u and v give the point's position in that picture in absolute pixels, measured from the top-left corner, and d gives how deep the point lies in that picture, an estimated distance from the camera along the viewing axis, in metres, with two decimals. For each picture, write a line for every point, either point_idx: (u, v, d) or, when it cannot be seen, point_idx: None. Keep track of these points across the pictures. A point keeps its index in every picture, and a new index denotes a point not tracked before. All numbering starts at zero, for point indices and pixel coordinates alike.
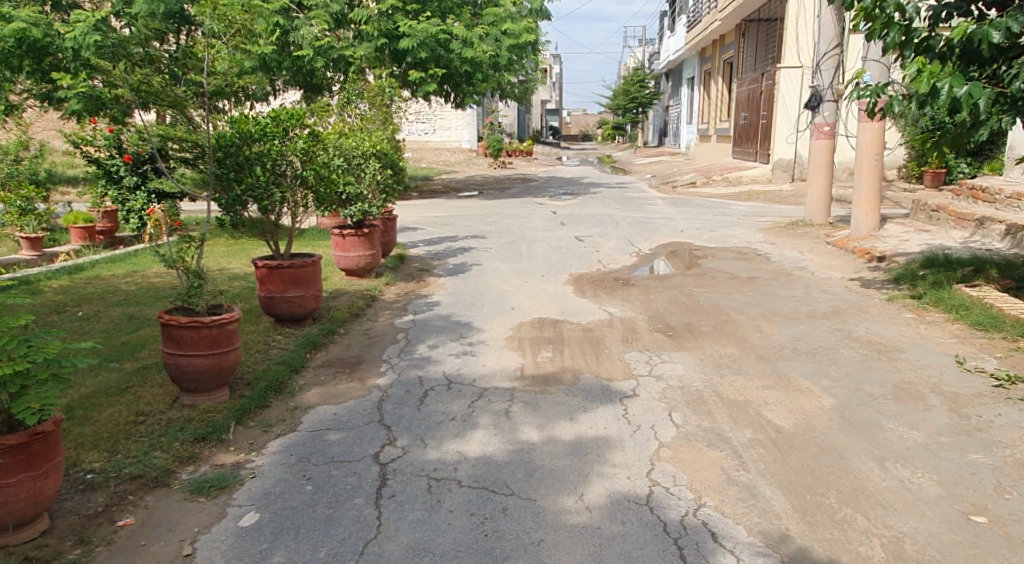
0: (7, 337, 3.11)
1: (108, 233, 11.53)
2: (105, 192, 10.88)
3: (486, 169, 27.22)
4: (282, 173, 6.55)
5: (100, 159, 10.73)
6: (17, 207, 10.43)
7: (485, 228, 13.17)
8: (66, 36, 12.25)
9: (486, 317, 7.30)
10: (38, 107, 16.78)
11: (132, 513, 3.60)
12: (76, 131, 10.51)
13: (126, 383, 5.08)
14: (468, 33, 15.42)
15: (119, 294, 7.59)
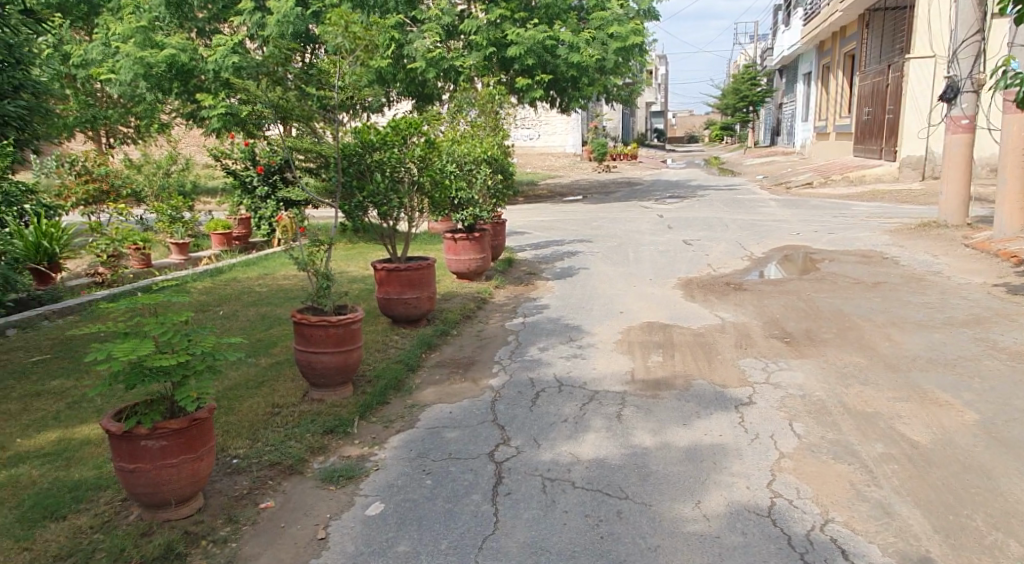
0: (170, 330, 3.30)
1: (243, 238, 11.84)
2: (241, 202, 11.72)
3: (591, 174, 27.10)
4: (400, 179, 6.81)
5: (237, 171, 11.44)
6: (168, 216, 11.12)
7: (591, 232, 13.16)
8: (209, 59, 14.01)
9: (596, 320, 7.32)
10: (175, 126, 18.06)
11: (272, 496, 3.82)
12: (217, 144, 11.39)
13: (262, 377, 5.43)
14: (574, 38, 15.35)
15: (254, 295, 8.10)
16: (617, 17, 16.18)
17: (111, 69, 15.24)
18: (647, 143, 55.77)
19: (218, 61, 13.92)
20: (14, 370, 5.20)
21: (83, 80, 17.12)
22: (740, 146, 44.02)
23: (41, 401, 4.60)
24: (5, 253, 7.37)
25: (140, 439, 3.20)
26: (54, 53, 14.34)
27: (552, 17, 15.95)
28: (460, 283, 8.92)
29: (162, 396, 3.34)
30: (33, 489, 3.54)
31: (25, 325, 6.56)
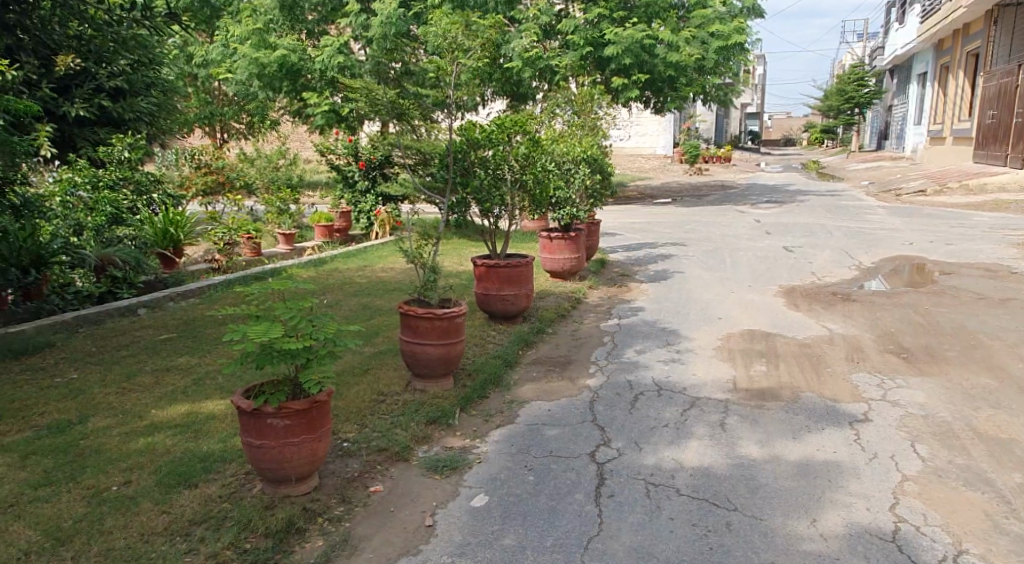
0: (297, 314, 3.40)
1: (343, 232, 11.77)
2: (342, 196, 12.04)
3: (684, 176, 26.45)
4: (502, 177, 6.81)
5: (340, 166, 11.91)
6: (277, 207, 11.31)
7: (684, 236, 12.83)
8: (317, 59, 14.60)
9: (694, 325, 7.13)
10: (276, 122, 18.78)
11: (380, 481, 3.89)
12: (322, 140, 11.85)
13: (367, 365, 5.55)
14: (674, 37, 15.03)
15: (355, 286, 8.31)
16: (719, 16, 15.74)
17: (229, 69, 16.07)
18: (743, 145, 54.02)
19: (324, 61, 14.40)
20: (144, 347, 5.51)
21: (199, 78, 18.09)
22: (844, 149, 42.02)
23: (170, 376, 4.87)
24: (135, 238, 8.02)
25: (267, 417, 3.31)
26: (177, 53, 15.21)
27: (652, 16, 15.70)
28: (553, 281, 8.87)
29: (286, 376, 3.45)
30: (167, 457, 3.73)
31: (154, 305, 6.97)
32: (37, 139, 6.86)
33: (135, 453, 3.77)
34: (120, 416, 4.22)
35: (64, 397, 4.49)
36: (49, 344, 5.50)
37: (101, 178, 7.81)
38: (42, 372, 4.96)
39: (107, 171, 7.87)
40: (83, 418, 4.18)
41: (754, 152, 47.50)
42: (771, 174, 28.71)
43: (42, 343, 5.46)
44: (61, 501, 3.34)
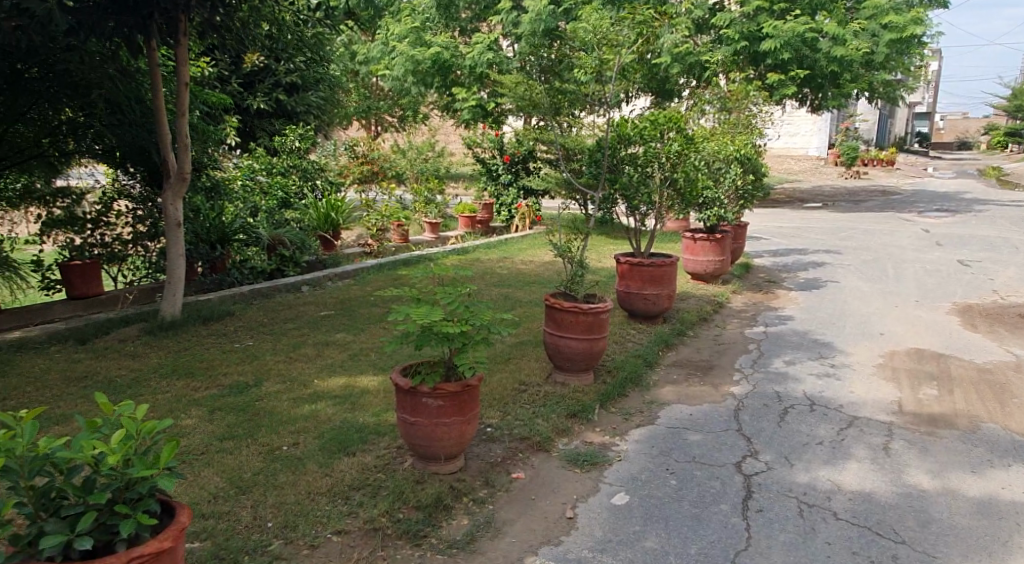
0: (455, 300, 3.43)
1: (484, 223, 11.92)
2: (486, 188, 12.25)
3: (840, 179, 24.92)
4: (650, 175, 6.59)
5: (485, 159, 12.11)
6: (424, 197, 11.65)
7: (839, 243, 12.09)
8: (468, 55, 14.92)
9: (852, 339, 6.70)
10: (426, 115, 19.44)
11: (522, 469, 3.93)
12: (470, 133, 12.24)
13: (509, 353, 5.60)
14: (841, 30, 14.17)
15: (495, 275, 8.44)
16: (895, 5, 14.61)
17: (386, 65, 16.82)
18: (909, 148, 50.13)
19: (473, 57, 14.66)
20: (307, 322, 5.88)
21: (359, 74, 19.05)
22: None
23: (329, 350, 5.18)
24: (300, 221, 8.20)
25: (422, 396, 3.43)
26: (342, 50, 16.09)
27: (817, 7, 14.85)
28: (696, 283, 8.62)
29: (440, 358, 3.55)
30: (328, 425, 3.96)
31: (315, 284, 7.42)
32: (225, 127, 7.48)
33: (301, 418, 4.03)
34: (288, 383, 4.53)
35: (242, 361, 4.88)
36: (230, 312, 5.99)
37: (275, 165, 8.46)
38: (222, 338, 5.41)
39: (279, 160, 8.50)
40: (258, 382, 4.53)
41: (923, 156, 43.93)
42: (941, 179, 26.47)
43: (225, 310, 5.95)
44: (241, 454, 3.62)
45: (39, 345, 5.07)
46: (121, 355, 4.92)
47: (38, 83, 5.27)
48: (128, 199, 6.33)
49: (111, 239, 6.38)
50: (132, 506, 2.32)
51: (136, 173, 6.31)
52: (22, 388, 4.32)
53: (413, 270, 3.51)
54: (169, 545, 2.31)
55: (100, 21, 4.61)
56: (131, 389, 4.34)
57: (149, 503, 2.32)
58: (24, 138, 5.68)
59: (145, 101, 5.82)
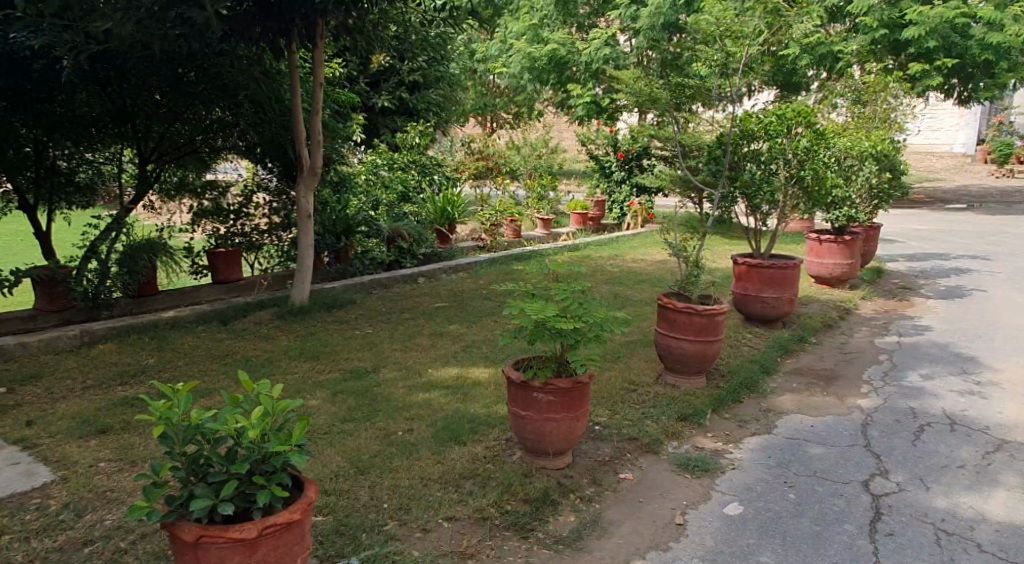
0: (569, 297, 3.42)
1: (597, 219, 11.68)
2: (599, 185, 12.18)
3: (990, 179, 23.07)
4: (775, 172, 6.31)
5: (598, 155, 12.10)
6: (538, 194, 11.70)
7: (986, 248, 11.21)
8: (584, 52, 14.77)
9: (999, 354, 6.21)
10: (541, 112, 19.53)
11: (630, 470, 3.89)
12: (586, 130, 12.31)
13: (619, 352, 5.55)
14: (997, 14, 13.14)
15: (608, 273, 8.37)
16: None
17: (505, 63, 17.05)
18: None
19: (590, 53, 14.54)
20: (423, 313, 6.05)
21: (478, 72, 19.38)
22: None
23: (443, 341, 5.31)
24: (417, 216, 8.47)
25: (532, 391, 3.45)
26: (462, 49, 16.43)
27: None
28: (821, 288, 8.24)
29: (552, 355, 3.57)
30: (441, 413, 4.08)
31: (431, 276, 7.62)
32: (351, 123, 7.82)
33: (416, 405, 4.17)
34: (405, 370, 4.70)
35: (362, 347, 5.10)
36: (352, 301, 6.27)
37: (396, 160, 8.76)
38: (345, 325, 5.66)
39: (399, 155, 8.75)
40: (376, 368, 4.72)
41: None
42: None
43: (348, 299, 6.23)
44: (361, 436, 3.79)
45: (187, 324, 5.46)
46: (255, 337, 5.25)
47: (194, 87, 5.71)
48: (266, 191, 6.74)
49: (250, 229, 6.75)
50: (267, 477, 2.46)
51: (273, 169, 6.71)
52: (172, 362, 4.68)
53: (528, 265, 3.52)
54: (299, 517, 2.45)
55: (248, 27, 4.99)
56: (265, 367, 4.64)
57: (282, 477, 2.46)
58: (181, 136, 6.09)
59: (284, 101, 6.16)
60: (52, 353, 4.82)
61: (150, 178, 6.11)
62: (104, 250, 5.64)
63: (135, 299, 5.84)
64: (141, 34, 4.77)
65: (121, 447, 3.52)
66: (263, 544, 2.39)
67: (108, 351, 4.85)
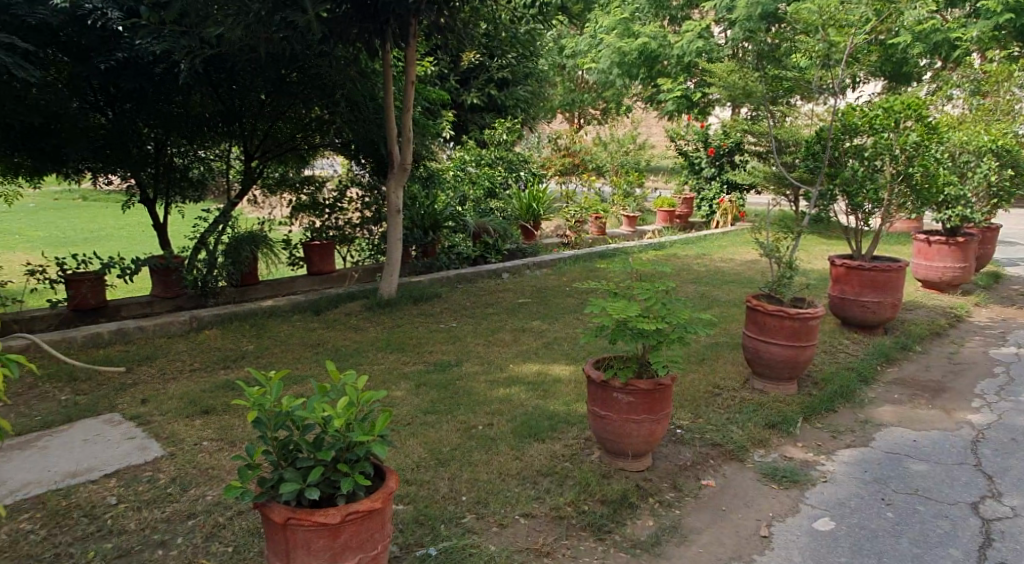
0: (652, 298, 3.35)
1: (683, 217, 11.44)
2: (687, 181, 11.92)
3: None
4: (879, 169, 5.99)
5: (688, 151, 11.88)
6: (623, 190, 11.54)
7: None
8: (676, 44, 14.52)
9: None
10: (630, 107, 19.29)
11: (713, 476, 3.78)
12: (675, 126, 12.10)
13: (704, 353, 5.41)
14: None
15: (695, 272, 8.17)
16: None
17: (594, 57, 16.96)
18: None
19: (682, 46, 14.24)
20: (507, 309, 6.10)
21: (566, 67, 19.30)
22: None
23: (525, 336, 5.35)
24: (502, 211, 8.55)
25: (613, 391, 3.42)
26: (551, 44, 16.42)
27: None
28: (925, 293, 7.78)
29: (635, 355, 3.52)
30: (521, 409, 4.10)
31: (515, 272, 7.65)
32: (441, 120, 7.96)
33: (497, 400, 4.21)
34: (487, 365, 4.75)
35: (445, 341, 5.18)
36: (437, 295, 6.38)
37: (484, 157, 8.89)
38: (431, 318, 5.76)
39: (488, 151, 8.98)
40: (459, 361, 4.79)
41: None
42: None
43: (433, 293, 6.36)
44: (443, 428, 3.85)
45: (284, 313, 5.71)
46: (345, 327, 5.42)
47: (296, 87, 5.97)
48: (359, 186, 6.92)
49: (344, 223, 6.93)
50: (350, 466, 2.53)
51: (366, 165, 6.86)
52: (269, 348, 4.90)
53: (612, 264, 3.49)
54: (380, 505, 2.51)
55: (346, 28, 5.07)
56: (353, 357, 4.79)
57: (365, 466, 2.53)
58: (283, 133, 6.36)
59: (378, 99, 6.35)
60: (164, 336, 5.13)
61: (253, 173, 6.41)
62: (213, 242, 5.92)
63: (237, 288, 6.13)
64: (249, 39, 4.96)
65: (222, 428, 3.70)
66: (346, 529, 2.47)
67: (213, 336, 5.12)
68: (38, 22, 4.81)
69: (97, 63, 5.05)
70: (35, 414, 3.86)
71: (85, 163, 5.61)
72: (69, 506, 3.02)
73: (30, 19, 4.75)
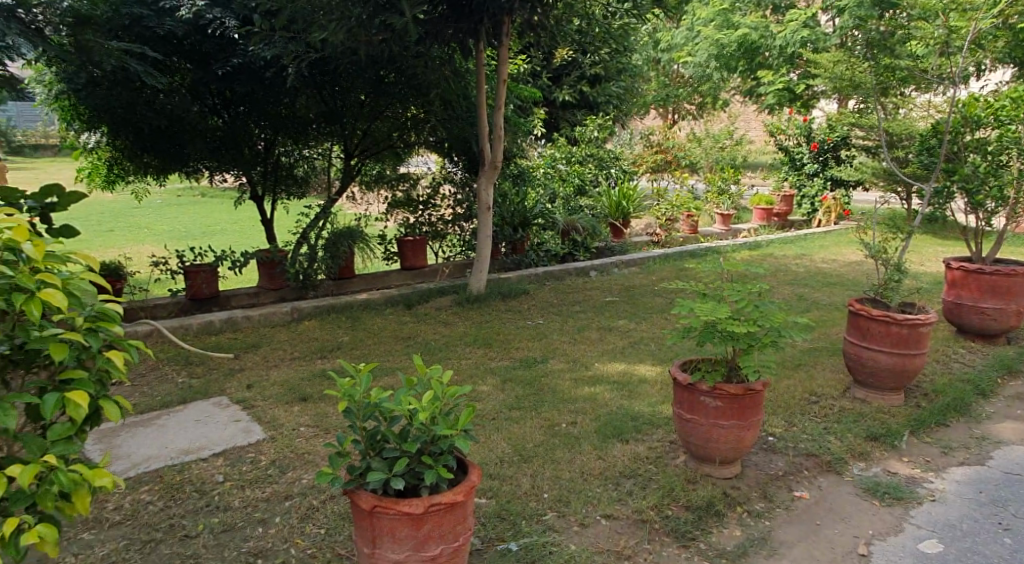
0: (743, 299, 3.25)
1: (781, 216, 11.03)
2: (787, 177, 11.48)
3: None
4: (1004, 165, 5.52)
5: (789, 147, 11.47)
6: (718, 186, 10.91)
7: None
8: (780, 34, 14.04)
9: None
10: (729, 102, 18.78)
11: (807, 487, 3.58)
12: (776, 121, 11.64)
13: (801, 358, 5.18)
14: None
15: (793, 273, 7.85)
16: None
17: (691, 51, 16.65)
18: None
19: (785, 36, 13.70)
20: (595, 307, 6.05)
21: (662, 61, 18.97)
22: None
23: (612, 335, 5.30)
24: (593, 208, 8.51)
25: (699, 395, 3.34)
26: (647, 37, 16.22)
27: None
28: None
29: (724, 358, 3.43)
30: (606, 409, 4.07)
31: (602, 270, 7.58)
32: (534, 117, 8.02)
33: (581, 398, 4.20)
34: (572, 363, 4.74)
35: (532, 337, 5.21)
36: (526, 291, 6.43)
37: (574, 154, 8.88)
38: (518, 314, 5.81)
39: (578, 148, 8.97)
40: (544, 358, 4.81)
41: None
42: None
43: (521, 289, 6.39)
44: (526, 425, 3.88)
45: (378, 306, 5.88)
46: (435, 322, 5.52)
47: (393, 87, 6.11)
48: (452, 183, 7.04)
49: (436, 219, 7.11)
50: (434, 459, 2.59)
51: (458, 162, 6.96)
52: (363, 340, 5.07)
53: (701, 264, 3.40)
54: (462, 499, 2.56)
55: (442, 28, 5.25)
56: (441, 351, 4.89)
57: (448, 459, 2.57)
58: (380, 133, 6.51)
59: (471, 98, 6.42)
60: (268, 325, 5.40)
61: (352, 171, 6.62)
62: (314, 237, 6.22)
63: (335, 282, 6.39)
64: (350, 42, 5.11)
65: (317, 415, 3.88)
66: (429, 520, 2.52)
67: (312, 327, 5.35)
68: (166, 32, 5.20)
69: (216, 69, 5.41)
70: (155, 395, 4.15)
71: (203, 161, 5.97)
72: (180, 481, 3.24)
73: (158, 29, 5.13)
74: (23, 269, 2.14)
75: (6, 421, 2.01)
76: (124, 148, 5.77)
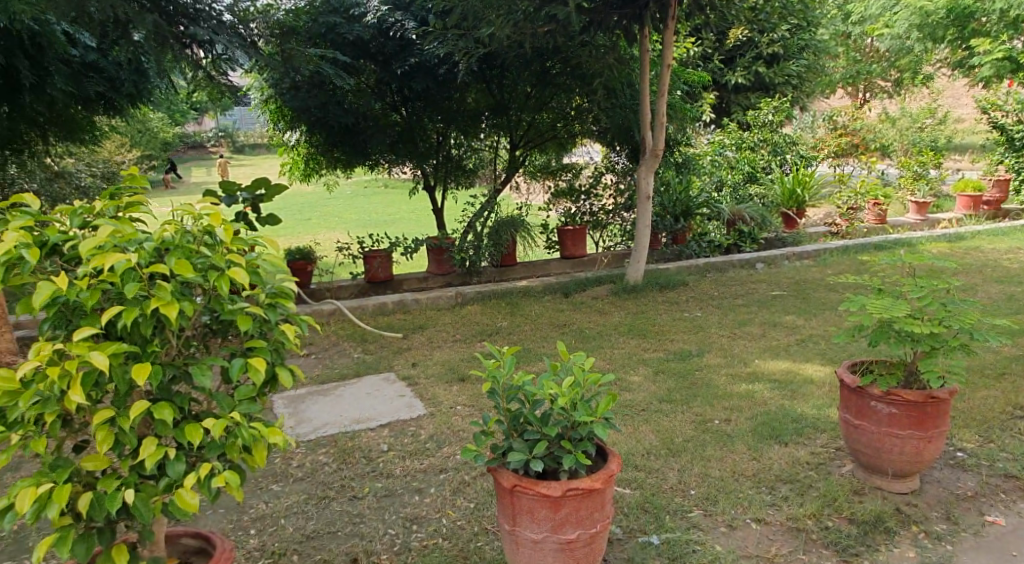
0: (928, 296, 2.93)
1: (994, 204, 9.75)
2: (1003, 160, 10.06)
3: None
4: None
5: (1006, 125, 9.92)
6: (913, 171, 9.64)
7: None
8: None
9: None
10: (936, 77, 16.92)
11: (1003, 512, 3.12)
12: (987, 95, 10.14)
13: (1003, 366, 4.52)
14: None
15: (1001, 269, 6.82)
16: None
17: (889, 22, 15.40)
18: None
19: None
20: (757, 300, 5.73)
21: (852, 34, 17.44)
22: None
23: (776, 331, 4.99)
24: (764, 196, 8.10)
25: (871, 399, 3.05)
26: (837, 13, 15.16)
27: None
28: None
29: (906, 362, 3.10)
30: (764, 408, 3.85)
31: (769, 262, 7.11)
32: (704, 102, 7.74)
33: (737, 395, 4.00)
34: (730, 358, 4.52)
35: (689, 330, 5.04)
36: (685, 282, 6.26)
37: (745, 140, 8.37)
38: (676, 305, 5.64)
39: (750, 134, 8.49)
40: (701, 351, 4.64)
41: None
42: None
43: (679, 281, 6.21)
44: (677, 418, 3.78)
45: (537, 293, 5.99)
46: (592, 310, 5.52)
47: (558, 77, 6.27)
48: (613, 172, 6.97)
49: (598, 208, 7.07)
50: (574, 444, 2.60)
51: (622, 152, 6.88)
52: (521, 326, 5.21)
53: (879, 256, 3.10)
54: (599, 486, 2.55)
55: (606, 16, 5.28)
56: (596, 340, 4.87)
57: (588, 446, 2.58)
58: (544, 124, 6.62)
59: (635, 85, 6.35)
60: (434, 308, 5.73)
61: (518, 162, 6.80)
62: (479, 227, 6.50)
63: (498, 268, 6.63)
64: (518, 34, 5.25)
65: (474, 395, 4.05)
66: (567, 504, 2.53)
67: (475, 311, 5.59)
68: (355, 37, 5.73)
69: (397, 68, 5.84)
70: (335, 368, 4.58)
71: (383, 154, 6.43)
72: (352, 446, 3.55)
73: (349, 35, 5.67)
74: (217, 250, 2.45)
75: (203, 380, 2.32)
76: (319, 144, 6.37)
